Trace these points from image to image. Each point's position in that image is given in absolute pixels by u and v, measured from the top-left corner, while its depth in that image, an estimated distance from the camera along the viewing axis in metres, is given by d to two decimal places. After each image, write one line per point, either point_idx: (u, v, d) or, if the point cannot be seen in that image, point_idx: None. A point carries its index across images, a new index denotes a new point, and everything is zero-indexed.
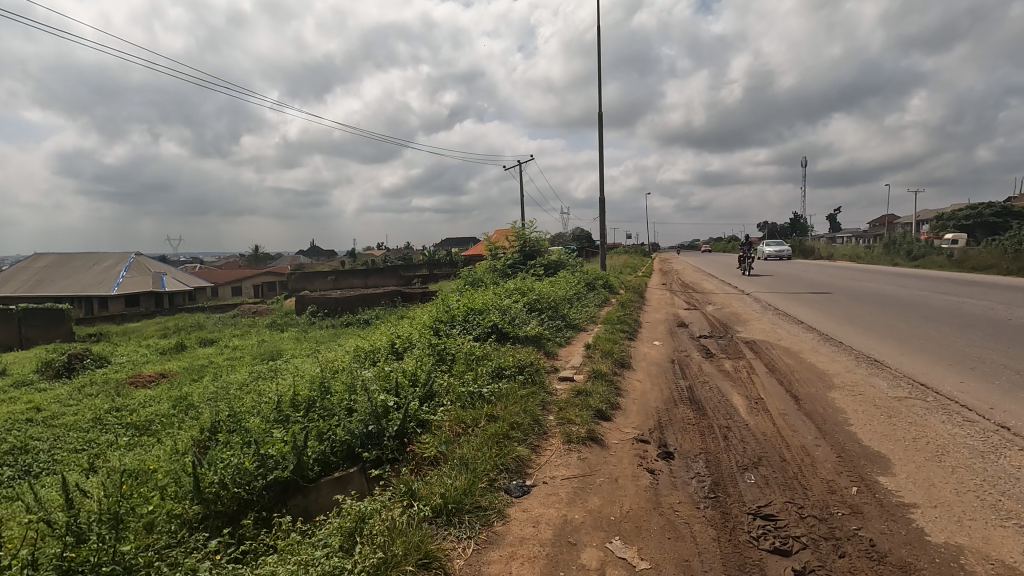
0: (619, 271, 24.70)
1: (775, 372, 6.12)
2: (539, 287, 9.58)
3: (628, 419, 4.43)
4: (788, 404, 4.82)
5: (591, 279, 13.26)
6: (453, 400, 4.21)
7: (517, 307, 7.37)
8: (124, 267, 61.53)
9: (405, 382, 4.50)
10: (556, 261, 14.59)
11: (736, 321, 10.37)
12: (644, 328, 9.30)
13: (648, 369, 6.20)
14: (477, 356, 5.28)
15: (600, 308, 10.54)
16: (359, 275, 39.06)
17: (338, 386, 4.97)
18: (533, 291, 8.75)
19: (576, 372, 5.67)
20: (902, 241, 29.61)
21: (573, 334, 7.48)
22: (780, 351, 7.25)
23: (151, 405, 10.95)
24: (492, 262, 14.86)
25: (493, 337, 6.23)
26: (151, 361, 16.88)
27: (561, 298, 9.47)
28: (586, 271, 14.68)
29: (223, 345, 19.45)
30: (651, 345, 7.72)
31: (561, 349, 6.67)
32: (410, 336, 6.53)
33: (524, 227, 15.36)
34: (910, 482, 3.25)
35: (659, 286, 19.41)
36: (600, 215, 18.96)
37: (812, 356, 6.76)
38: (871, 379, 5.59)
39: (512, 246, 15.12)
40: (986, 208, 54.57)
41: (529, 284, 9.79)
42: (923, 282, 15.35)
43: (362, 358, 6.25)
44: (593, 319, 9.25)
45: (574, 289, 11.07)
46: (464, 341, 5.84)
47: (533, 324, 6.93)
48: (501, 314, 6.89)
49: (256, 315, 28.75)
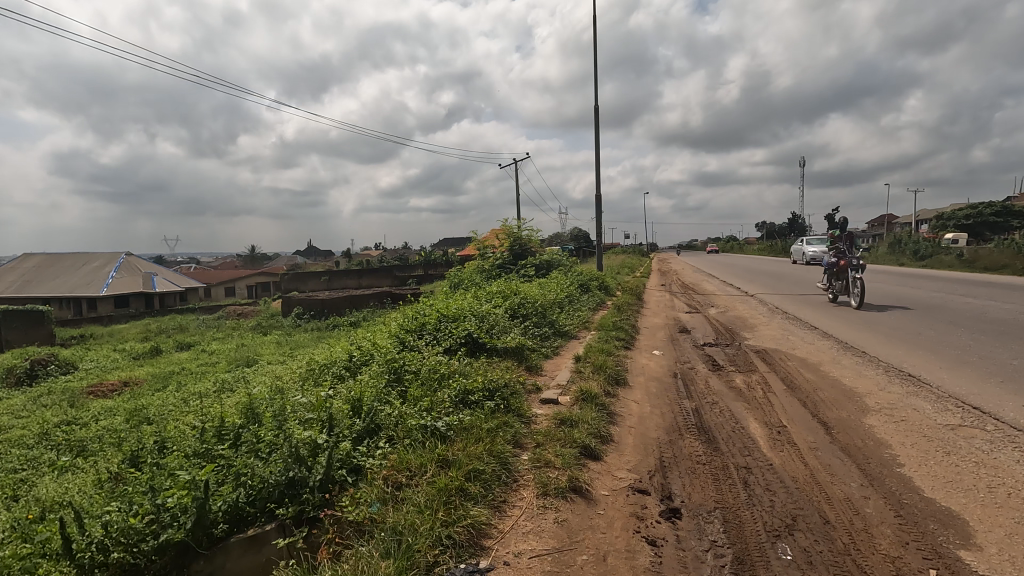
0: (616, 271, 23.89)
1: (794, 390, 5.24)
2: (525, 290, 8.68)
3: (622, 458, 3.55)
4: (818, 437, 3.93)
5: (585, 280, 12.37)
6: (401, 437, 3.32)
7: (497, 314, 6.47)
8: (114, 268, 60.47)
9: (343, 413, 3.60)
10: (549, 261, 13.70)
11: (744, 326, 9.48)
12: (642, 335, 8.41)
13: (647, 387, 5.31)
14: (440, 375, 4.38)
15: (593, 312, 9.65)
16: (351, 275, 38.08)
17: (268, 415, 4.06)
18: (517, 295, 7.85)
19: (562, 393, 4.77)
20: (907, 241, 28.65)
21: (562, 345, 6.59)
22: (797, 364, 6.36)
23: (105, 417, 9.97)
24: (481, 262, 13.94)
25: (465, 350, 5.34)
26: (122, 367, 15.94)
27: (549, 301, 8.57)
28: (581, 271, 13.76)
29: (200, 349, 18.49)
30: (650, 356, 6.84)
31: (546, 362, 5.79)
32: (370, 349, 5.62)
33: (516, 226, 14.48)
34: (1004, 562, 2.38)
35: (658, 287, 18.55)
36: (597, 214, 18.11)
37: (835, 371, 5.87)
38: (911, 401, 4.72)
39: (502, 245, 14.22)
40: (987, 207, 53.72)
41: (515, 286, 8.89)
42: (937, 283, 14.51)
43: (312, 376, 5.34)
44: (586, 325, 8.37)
45: (566, 292, 10.17)
46: (429, 356, 4.93)
47: (514, 334, 6.03)
48: (478, 322, 6.00)
49: (242, 317, 27.77)
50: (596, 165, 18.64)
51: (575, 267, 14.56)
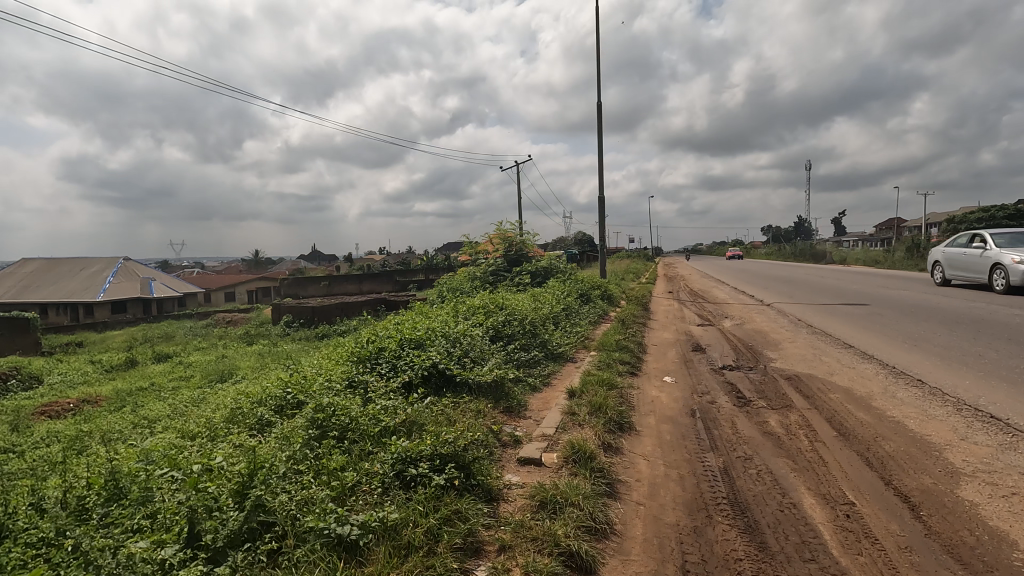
0: (620, 277, 22.77)
1: (849, 439, 4.06)
2: (514, 303, 7.49)
3: (627, 570, 2.38)
4: (906, 525, 2.77)
5: (585, 289, 11.22)
6: (291, 551, 2.17)
7: (474, 336, 5.29)
8: (112, 273, 59.65)
9: (220, 499, 2.45)
10: (546, 267, 12.55)
11: (766, 344, 8.29)
12: (650, 355, 7.23)
13: (660, 435, 4.13)
14: (381, 428, 3.24)
15: (594, 328, 8.48)
16: (350, 280, 36.97)
17: (134, 487, 2.91)
18: (504, 309, 6.67)
19: (548, 447, 3.61)
20: (926, 245, 27.27)
21: (554, 375, 5.43)
22: (842, 397, 5.20)
23: (44, 444, 8.86)
24: (473, 269, 12.77)
25: (427, 389, 4.18)
26: (91, 381, 14.82)
27: (541, 315, 7.39)
28: (581, 278, 12.57)
29: (179, 361, 17.38)
30: (661, 386, 5.66)
31: (530, 400, 4.65)
32: (308, 382, 4.47)
33: (511, 229, 13.34)
34: None
35: (664, 295, 17.41)
36: (600, 218, 16.97)
37: (895, 410, 4.71)
38: (1010, 459, 3.56)
39: (496, 250, 13.04)
40: (1001, 211, 52.24)
41: (502, 298, 7.71)
42: (970, 291, 13.30)
43: (232, 421, 4.19)
44: (585, 345, 7.19)
45: (563, 303, 8.99)
46: (375, 399, 3.79)
47: (492, 362, 4.87)
48: (448, 348, 4.84)
49: (231, 325, 26.65)
50: (600, 166, 17.45)
51: (575, 273, 13.36)
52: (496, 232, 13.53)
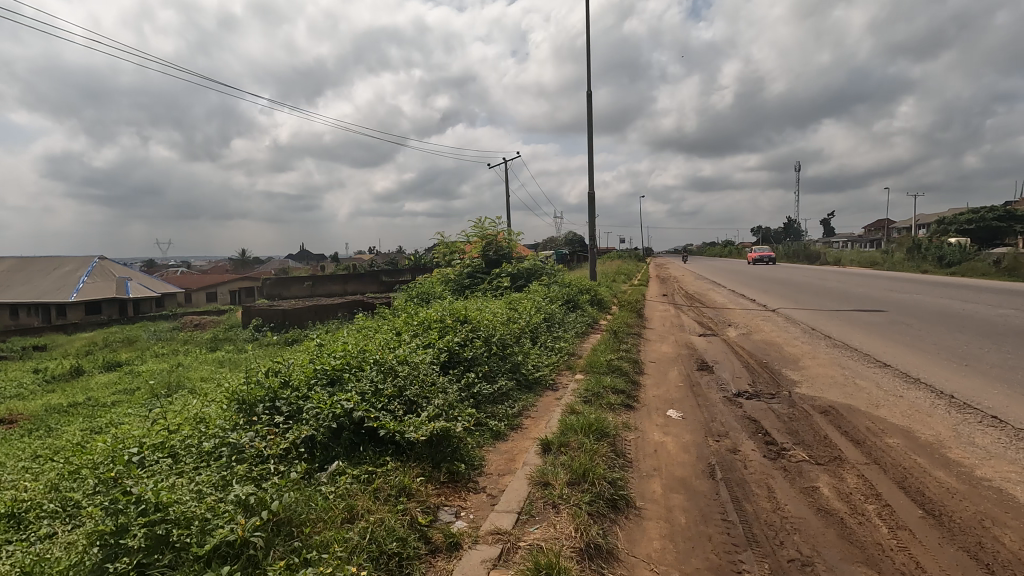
0: (610, 278, 21.62)
1: (947, 527, 2.78)
2: (483, 312, 6.13)
3: None
4: None
5: (574, 294, 9.96)
6: None
7: (418, 362, 3.96)
8: (85, 273, 57.57)
9: None
10: (531, 268, 11.25)
11: (784, 361, 7.02)
12: (649, 378, 5.93)
13: (671, 519, 2.83)
14: (208, 552, 1.94)
15: (581, 341, 7.21)
16: (333, 280, 35.36)
17: None
18: (468, 321, 5.33)
19: (501, 559, 2.29)
20: (927, 245, 26.21)
21: (525, 417, 4.13)
22: (904, 446, 3.92)
23: None
24: (447, 271, 11.37)
25: (331, 458, 2.87)
26: (25, 394, 13.34)
27: (515, 328, 6.06)
28: (569, 281, 11.23)
29: (131, 370, 15.81)
30: (666, 425, 4.37)
31: (486, 461, 3.33)
32: (167, 437, 3.15)
33: (492, 226, 12.04)
34: None
35: (658, 297, 16.22)
36: (590, 217, 15.76)
37: (991, 470, 3.45)
38: None
39: (474, 248, 11.67)
40: (991, 212, 51.81)
41: (469, 307, 6.38)
42: (990, 296, 12.23)
43: (43, 502, 2.87)
44: (570, 366, 5.86)
45: (546, 311, 7.68)
46: (239, 479, 2.49)
47: (440, 402, 3.55)
48: (375, 382, 3.51)
49: (199, 328, 25.04)
50: (590, 158, 16.10)
51: (562, 275, 12.02)
52: (475, 228, 12.17)
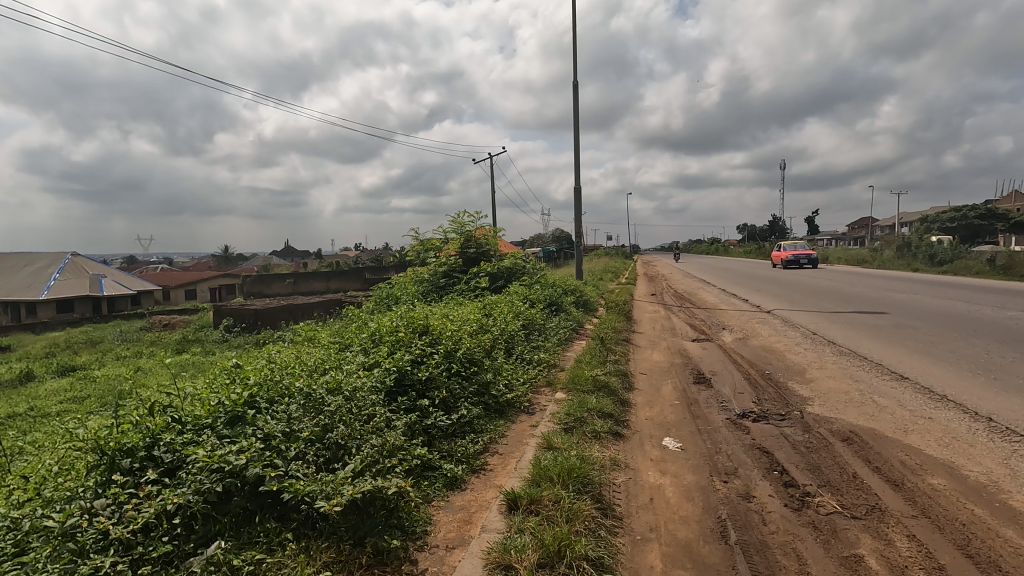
0: (598, 277, 21.03)
1: None
2: (451, 320, 5.31)
3: None
4: None
5: (557, 295, 9.23)
6: None
7: (354, 390, 3.16)
8: (58, 270, 55.83)
9: None
10: (513, 266, 10.47)
11: (788, 372, 6.32)
12: (640, 395, 5.19)
13: None
14: None
15: (564, 351, 6.46)
16: (315, 278, 34.42)
17: None
18: (430, 329, 4.51)
19: None
20: (917, 244, 25.85)
21: (489, 456, 3.35)
22: (954, 489, 3.21)
23: None
24: (422, 270, 10.51)
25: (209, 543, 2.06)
26: None
27: (487, 339, 5.26)
28: (552, 281, 10.43)
29: (86, 376, 14.69)
30: (662, 461, 3.61)
31: (432, 526, 2.54)
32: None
33: (471, 222, 11.26)
34: None
35: (647, 297, 15.59)
36: (576, 213, 15.09)
37: None
38: None
39: (451, 246, 10.81)
40: (973, 210, 52.16)
41: (435, 314, 5.55)
42: (990, 296, 11.75)
43: None
44: (551, 383, 5.07)
45: (525, 316, 6.88)
46: None
47: (375, 445, 2.75)
48: (290, 421, 2.70)
49: (170, 329, 23.96)
50: (576, 153, 15.30)
51: (546, 275, 11.23)
52: (452, 225, 11.30)
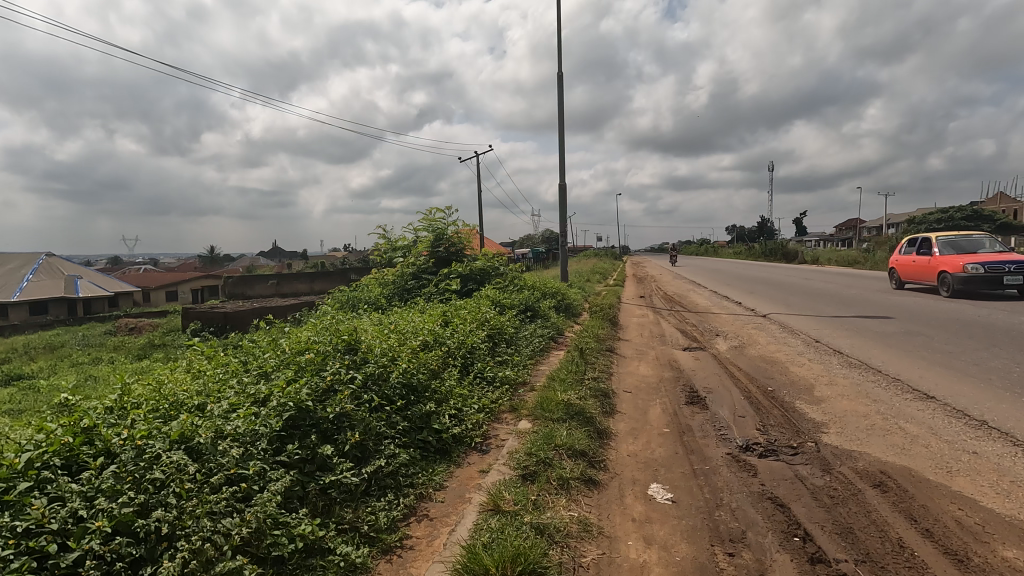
0: (584, 278, 20.24)
1: None
2: (396, 335, 4.42)
3: None
4: None
5: (534, 299, 8.35)
6: None
7: (216, 441, 2.27)
8: (32, 271, 54.15)
9: None
10: (488, 267, 9.57)
11: (793, 389, 5.50)
12: (622, 422, 4.32)
13: None
14: None
15: (537, 366, 5.58)
16: (295, 280, 33.38)
17: None
18: (360, 344, 3.62)
19: None
20: None
21: (410, 526, 2.46)
22: None
23: None
24: (388, 272, 9.58)
25: None
26: None
27: (438, 356, 4.38)
28: (530, 284, 9.54)
29: (29, 385, 13.50)
30: (647, 523, 2.75)
31: None
32: None
33: (445, 218, 10.37)
34: None
35: (635, 300, 14.81)
36: (560, 211, 14.27)
37: None
38: None
39: (420, 245, 9.88)
40: (960, 212, 52.18)
41: (380, 326, 4.67)
42: (996, 300, 11.09)
43: None
44: (515, 410, 4.18)
45: (493, 323, 5.99)
46: None
47: (219, 533, 1.86)
48: (87, 500, 1.81)
49: (137, 332, 22.83)
50: (559, 147, 14.43)
51: (524, 277, 10.34)
52: (422, 223, 10.38)
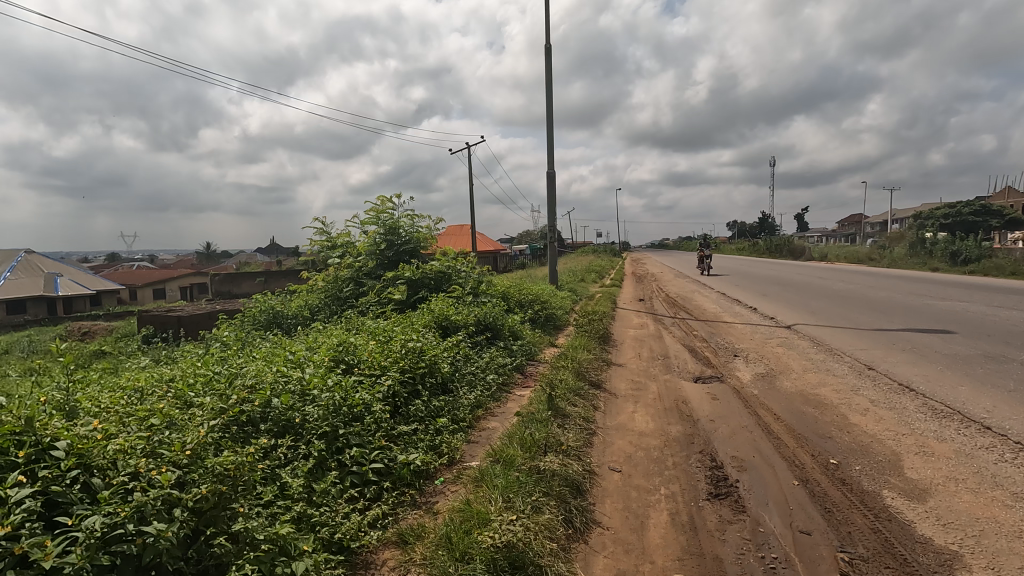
0: (578, 278, 18.43)
1: None
2: (197, 410, 2.53)
3: None
4: None
5: (499, 313, 6.45)
6: None
7: None
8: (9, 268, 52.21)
9: None
10: (447, 269, 7.61)
11: (871, 462, 3.59)
12: (601, 562, 2.41)
13: None
14: None
15: (479, 429, 3.66)
16: (276, 278, 31.55)
17: None
18: (27, 459, 1.78)
19: None
20: (931, 240, 23.38)
21: None
22: None
23: None
24: (322, 276, 7.68)
25: None
26: None
27: (270, 446, 2.49)
28: (498, 292, 7.65)
29: None
30: None
31: None
32: None
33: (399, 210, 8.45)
34: None
35: (632, 305, 12.89)
36: (550, 204, 12.39)
37: None
38: None
39: (365, 241, 7.97)
40: (969, 207, 50.25)
41: (188, 391, 2.78)
42: None
43: None
44: (405, 548, 2.26)
45: (419, 356, 4.08)
46: None
47: None
48: None
49: (89, 337, 20.85)
50: (546, 130, 12.56)
51: (495, 281, 8.46)
52: (370, 215, 8.46)
